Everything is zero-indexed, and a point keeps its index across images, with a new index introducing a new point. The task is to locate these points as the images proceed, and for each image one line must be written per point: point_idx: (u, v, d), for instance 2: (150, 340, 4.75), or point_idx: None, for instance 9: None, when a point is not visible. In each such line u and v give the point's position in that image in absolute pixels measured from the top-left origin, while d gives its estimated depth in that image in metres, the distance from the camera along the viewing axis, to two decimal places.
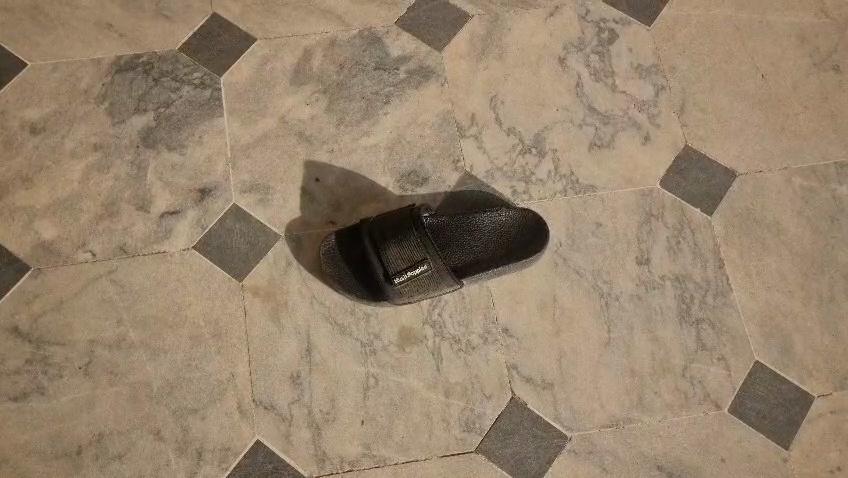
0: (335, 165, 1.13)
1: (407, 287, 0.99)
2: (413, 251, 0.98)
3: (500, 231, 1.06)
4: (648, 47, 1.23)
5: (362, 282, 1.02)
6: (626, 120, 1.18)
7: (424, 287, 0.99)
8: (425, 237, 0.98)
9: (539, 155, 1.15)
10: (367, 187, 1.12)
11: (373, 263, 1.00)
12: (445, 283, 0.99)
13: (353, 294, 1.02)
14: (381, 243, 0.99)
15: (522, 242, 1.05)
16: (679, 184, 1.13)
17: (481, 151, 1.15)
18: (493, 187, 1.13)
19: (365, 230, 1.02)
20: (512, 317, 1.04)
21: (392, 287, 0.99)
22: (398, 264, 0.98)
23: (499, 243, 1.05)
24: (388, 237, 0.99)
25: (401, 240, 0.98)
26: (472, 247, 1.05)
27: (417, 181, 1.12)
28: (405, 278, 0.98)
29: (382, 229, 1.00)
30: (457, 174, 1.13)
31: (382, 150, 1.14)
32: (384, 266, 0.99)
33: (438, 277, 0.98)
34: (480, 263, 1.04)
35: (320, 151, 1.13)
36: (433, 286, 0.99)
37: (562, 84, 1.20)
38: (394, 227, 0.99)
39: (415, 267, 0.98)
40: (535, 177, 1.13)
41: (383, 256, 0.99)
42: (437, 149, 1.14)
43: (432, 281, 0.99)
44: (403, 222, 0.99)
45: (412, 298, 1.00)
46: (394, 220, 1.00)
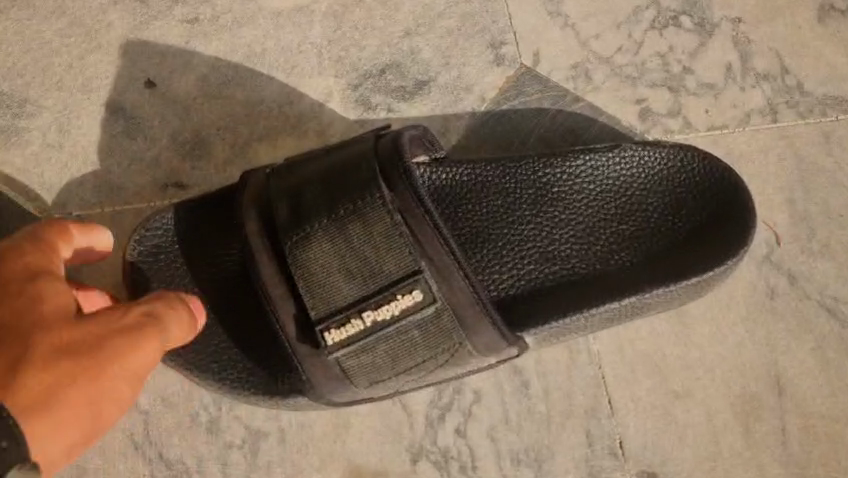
0: (197, 54, 0.45)
1: (368, 357, 0.36)
2: (387, 254, 0.36)
3: (619, 203, 0.41)
4: None
5: (243, 342, 0.39)
6: None
7: (414, 356, 0.36)
8: (417, 210, 0.36)
9: (699, 32, 0.47)
10: (274, 104, 0.45)
11: (267, 289, 0.37)
12: (474, 345, 0.37)
13: (223, 378, 0.38)
14: (294, 229, 0.36)
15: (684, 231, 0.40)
16: None
17: (559, 22, 0.47)
18: (586, 104, 0.46)
19: (245, 199, 0.38)
20: (652, 444, 0.41)
21: (324, 359, 0.36)
22: (343, 290, 0.36)
23: (622, 239, 0.40)
24: (314, 214, 0.36)
25: (345, 219, 0.36)
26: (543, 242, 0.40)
27: (399, 89, 0.46)
28: (362, 330, 0.36)
29: (297, 191, 0.37)
30: (500, 74, 0.46)
31: (320, 18, 0.46)
32: (303, 296, 0.36)
33: (456, 329, 0.36)
34: (571, 288, 0.39)
35: (165, 18, 0.46)
36: (441, 355, 0.37)
37: None
38: (331, 186, 0.37)
39: (391, 298, 0.36)
40: (691, 80, 0.46)
41: (299, 267, 0.36)
42: (452, 16, 0.47)
43: (436, 339, 0.36)
44: (356, 172, 0.37)
45: (381, 391, 0.37)
46: (325, 166, 0.37)
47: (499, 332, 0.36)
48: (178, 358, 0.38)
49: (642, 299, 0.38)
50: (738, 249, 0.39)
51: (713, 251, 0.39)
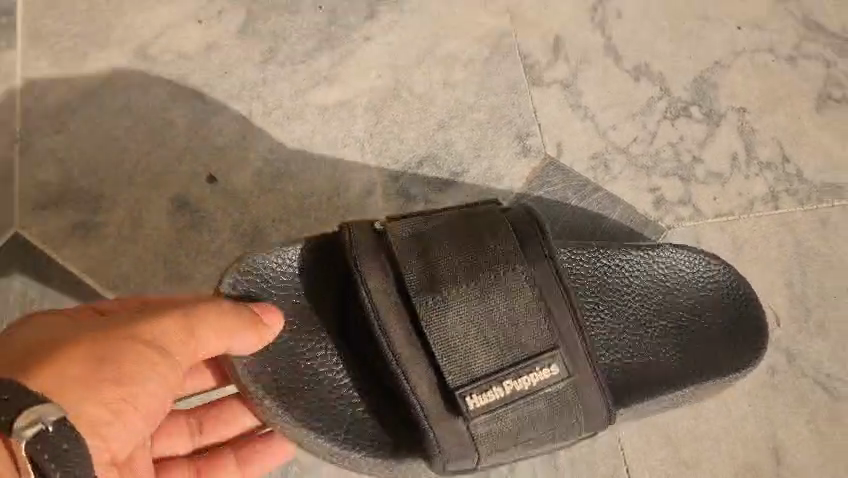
0: (253, 149, 0.51)
1: (498, 424, 0.40)
2: (522, 326, 0.41)
3: (665, 298, 0.46)
4: None
5: (336, 407, 0.42)
6: None
7: (534, 428, 0.40)
8: (552, 288, 0.41)
9: (707, 121, 0.52)
10: (323, 196, 0.50)
11: (404, 353, 0.40)
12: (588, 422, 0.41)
13: (326, 436, 0.41)
14: (433, 292, 0.40)
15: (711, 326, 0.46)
16: None
17: (580, 113, 0.52)
18: (606, 192, 0.50)
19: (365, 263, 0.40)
20: None
21: (458, 423, 0.40)
22: (479, 358, 0.40)
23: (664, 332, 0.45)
24: (453, 281, 0.40)
25: (473, 291, 0.40)
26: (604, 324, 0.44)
27: (436, 179, 0.50)
28: (502, 396, 0.40)
29: (430, 261, 0.40)
30: (527, 164, 0.51)
31: (364, 112, 0.51)
32: (441, 362, 0.40)
33: (580, 405, 0.41)
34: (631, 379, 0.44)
35: (227, 115, 0.51)
36: (558, 430, 0.41)
37: None
38: (465, 258, 0.41)
39: (530, 368, 0.40)
40: (703, 166, 0.51)
41: (438, 330, 0.40)
42: (482, 110, 0.52)
43: (560, 412, 0.40)
44: (487, 249, 0.41)
45: (489, 462, 0.40)
46: (452, 242, 0.41)
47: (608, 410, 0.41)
48: (284, 412, 0.40)
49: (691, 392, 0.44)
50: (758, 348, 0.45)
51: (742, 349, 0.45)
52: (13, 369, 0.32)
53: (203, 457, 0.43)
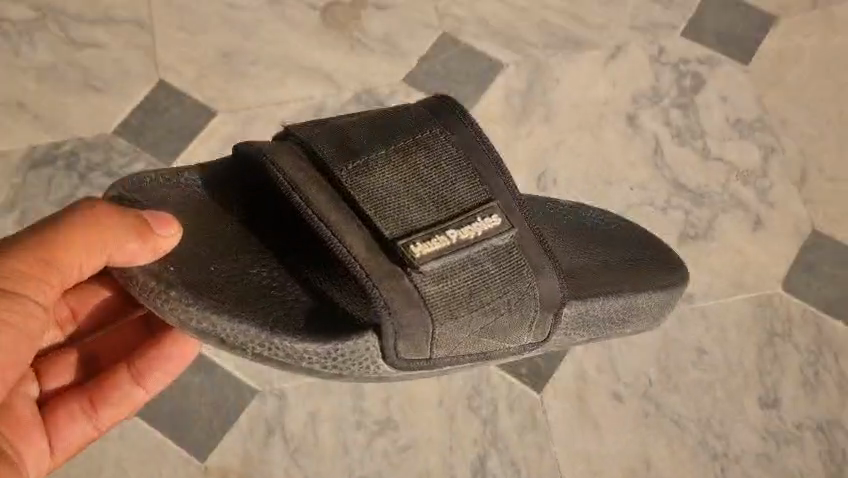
0: None
1: (443, 277, 0.46)
2: (455, 185, 0.48)
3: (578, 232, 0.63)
4: (749, 95, 0.89)
5: (262, 297, 0.48)
6: (727, 198, 0.85)
7: (478, 295, 0.47)
8: (480, 155, 0.50)
9: None
10: None
11: (330, 211, 0.46)
12: (548, 291, 0.50)
13: (251, 324, 0.46)
14: (359, 160, 0.48)
15: (638, 256, 0.64)
16: (808, 285, 0.82)
17: None
18: None
19: (275, 148, 0.49)
20: None
21: (406, 282, 0.45)
22: (414, 214, 0.47)
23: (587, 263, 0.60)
24: (366, 150, 0.48)
25: (397, 158, 0.48)
26: (562, 236, 0.62)
27: None
28: (448, 243, 0.46)
29: (345, 136, 0.49)
30: None
31: None
32: (377, 219, 0.46)
33: (532, 271, 0.49)
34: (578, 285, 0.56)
35: None
36: (521, 296, 0.48)
37: (636, 150, 0.86)
38: (384, 134, 0.49)
39: (470, 220, 0.47)
40: None
41: (371, 188, 0.47)
42: None
43: (514, 270, 0.48)
44: (412, 122, 0.50)
45: (447, 328, 0.46)
46: (376, 119, 0.51)
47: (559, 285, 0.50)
48: (193, 305, 0.45)
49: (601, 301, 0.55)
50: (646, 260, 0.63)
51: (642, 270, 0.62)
52: None
53: (94, 384, 0.57)
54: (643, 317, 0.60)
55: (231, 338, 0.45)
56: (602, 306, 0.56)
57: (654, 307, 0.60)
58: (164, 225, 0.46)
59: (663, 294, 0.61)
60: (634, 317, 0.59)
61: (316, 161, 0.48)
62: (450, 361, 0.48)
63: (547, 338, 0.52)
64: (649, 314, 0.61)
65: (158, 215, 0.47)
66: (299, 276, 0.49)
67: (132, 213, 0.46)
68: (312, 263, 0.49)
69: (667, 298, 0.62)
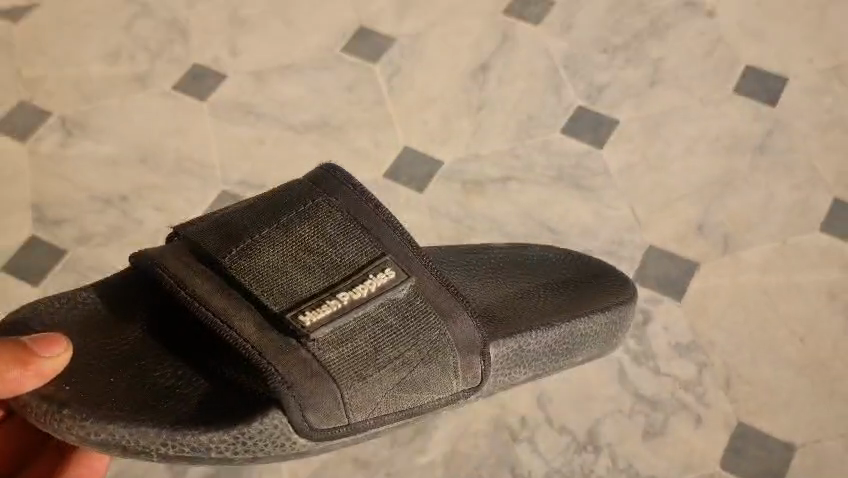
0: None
1: (340, 346, 0.57)
2: (343, 246, 0.61)
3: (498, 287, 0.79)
4: (683, 323, 1.21)
5: (170, 398, 0.59)
6: (674, 402, 1.16)
7: (382, 352, 0.58)
8: (371, 213, 0.63)
9: (595, 451, 1.13)
10: None
11: (214, 301, 0.58)
12: (460, 334, 0.61)
13: (153, 427, 0.55)
14: (238, 243, 0.60)
15: (556, 303, 0.78)
16: (739, 463, 1.12)
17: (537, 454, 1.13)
18: None
19: (159, 253, 0.61)
20: None
21: (303, 351, 0.56)
22: (302, 284, 0.59)
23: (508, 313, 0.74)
24: (246, 233, 0.60)
25: (278, 232, 0.60)
26: (485, 281, 0.80)
27: None
28: (334, 309, 0.57)
29: (227, 221, 0.62)
30: None
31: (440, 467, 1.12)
32: (266, 298, 0.58)
33: (441, 318, 0.61)
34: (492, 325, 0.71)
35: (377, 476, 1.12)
36: (433, 343, 0.60)
37: (606, 372, 1.18)
38: (264, 214, 0.62)
39: (363, 278, 0.59)
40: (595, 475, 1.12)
41: (260, 265, 0.59)
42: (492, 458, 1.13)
43: (416, 322, 0.60)
44: (296, 195, 0.63)
45: (354, 389, 0.57)
46: (252, 205, 0.63)
47: (471, 328, 0.62)
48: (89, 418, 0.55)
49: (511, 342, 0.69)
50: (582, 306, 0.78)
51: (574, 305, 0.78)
52: None
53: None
54: (565, 348, 0.74)
55: (138, 444, 0.55)
56: (528, 348, 0.70)
57: (573, 338, 0.74)
58: (52, 346, 0.58)
59: (577, 323, 0.75)
60: (557, 350, 0.73)
61: (204, 254, 0.60)
62: (374, 421, 0.58)
63: (480, 383, 0.63)
64: (569, 345, 0.74)
65: (44, 338, 0.58)
66: (202, 366, 0.61)
67: (21, 340, 0.59)
68: (214, 353, 0.60)
69: (579, 329, 0.75)
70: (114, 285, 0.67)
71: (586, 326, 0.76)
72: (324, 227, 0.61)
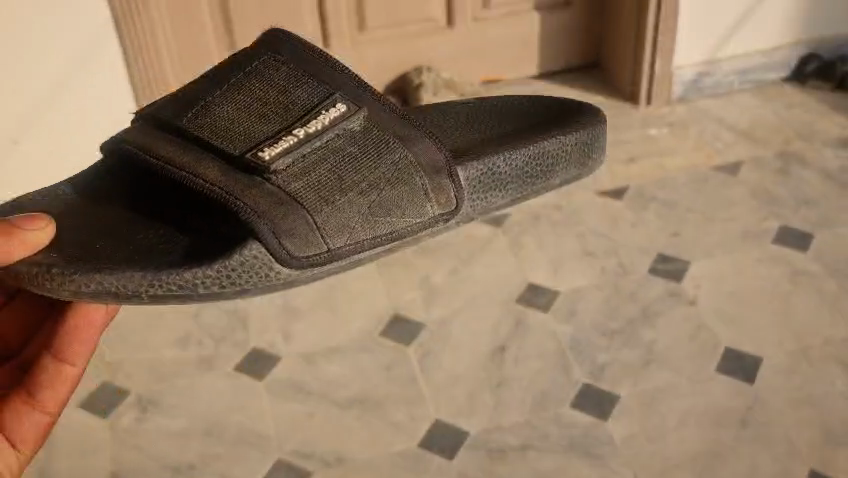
0: None
1: (300, 171, 0.60)
2: (291, 92, 0.64)
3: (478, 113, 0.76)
4: None
5: (151, 250, 0.61)
6: None
7: (348, 179, 0.60)
8: (316, 59, 0.66)
9: None
10: None
11: (184, 161, 0.62)
12: (422, 155, 0.62)
13: (136, 272, 0.58)
14: (191, 105, 0.64)
15: (529, 128, 0.70)
16: None
17: None
18: None
19: (129, 131, 0.65)
20: None
21: (268, 185, 0.59)
22: (259, 128, 0.62)
23: (491, 137, 0.70)
24: (203, 94, 0.64)
25: (227, 88, 0.64)
26: (478, 117, 0.75)
27: None
28: (289, 145, 0.60)
29: (186, 90, 0.66)
30: None
31: None
32: (226, 145, 0.62)
33: (400, 142, 0.63)
34: (472, 148, 0.68)
35: None
36: (396, 167, 0.62)
37: None
38: (213, 74, 0.65)
39: (312, 119, 0.62)
40: None
41: (216, 118, 0.63)
42: None
43: (376, 153, 0.62)
44: (240, 52, 0.66)
45: (326, 214, 0.59)
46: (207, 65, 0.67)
47: (433, 153, 0.63)
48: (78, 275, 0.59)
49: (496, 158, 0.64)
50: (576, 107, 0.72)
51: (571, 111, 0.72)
52: None
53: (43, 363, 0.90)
54: (542, 167, 0.65)
55: (122, 288, 0.58)
56: (498, 170, 0.64)
57: (548, 152, 0.65)
58: (36, 222, 0.63)
59: (547, 137, 0.66)
60: (532, 167, 0.65)
61: (164, 124, 0.64)
62: (352, 245, 0.59)
63: (456, 206, 0.63)
64: (547, 164, 0.66)
65: (30, 218, 0.63)
66: (183, 226, 0.62)
67: (12, 219, 0.64)
68: (197, 211, 0.62)
69: (559, 144, 0.66)
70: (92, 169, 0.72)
71: (566, 138, 0.67)
72: (272, 74, 0.64)
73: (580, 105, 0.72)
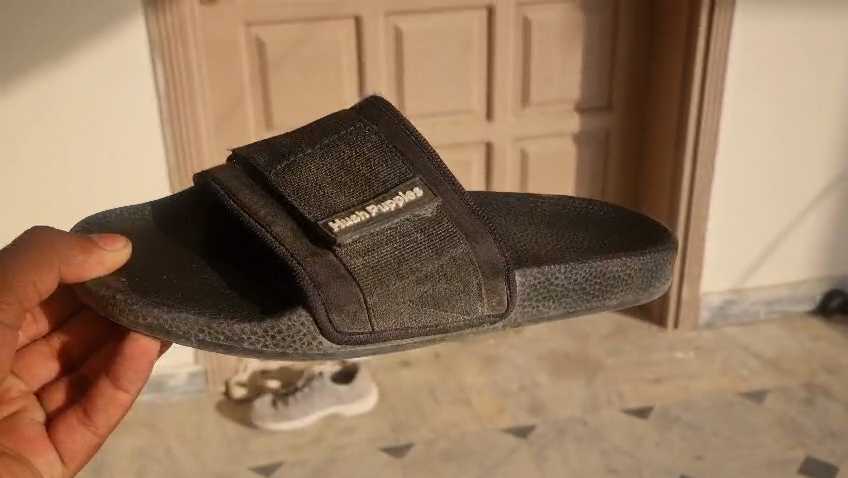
0: None
1: (363, 244, 0.63)
2: (377, 166, 0.68)
3: (557, 218, 0.79)
4: None
5: (214, 299, 0.64)
6: None
7: (407, 263, 0.63)
8: (410, 143, 0.70)
9: None
10: None
11: (263, 215, 0.66)
12: (484, 255, 0.64)
13: (190, 315, 0.61)
14: (281, 161, 0.69)
15: (605, 245, 0.71)
16: None
17: None
18: None
19: (222, 173, 0.71)
20: None
21: (332, 255, 0.63)
22: (339, 196, 0.66)
23: (562, 245, 0.71)
24: (297, 151, 0.69)
25: (317, 151, 0.69)
26: (563, 223, 0.77)
27: None
28: (360, 219, 0.64)
29: (281, 146, 0.71)
30: None
31: None
32: (301, 207, 0.65)
33: (466, 238, 0.65)
34: (538, 252, 0.70)
35: None
36: (456, 262, 0.63)
37: None
38: (311, 135, 0.71)
39: (390, 197, 0.66)
40: None
41: (300, 178, 0.67)
42: None
43: (440, 244, 0.64)
44: (342, 119, 0.72)
45: (378, 294, 0.62)
46: (306, 127, 0.72)
47: (496, 255, 0.65)
48: (137, 301, 0.61)
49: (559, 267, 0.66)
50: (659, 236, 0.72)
51: (652, 237, 0.73)
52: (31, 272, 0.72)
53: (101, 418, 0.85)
54: (603, 287, 0.66)
55: (174, 327, 0.61)
56: (556, 281, 0.65)
57: (609, 273, 0.66)
58: (114, 243, 0.67)
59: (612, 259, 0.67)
60: (590, 286, 0.66)
61: (254, 170, 0.69)
62: (398, 329, 0.61)
63: (507, 310, 0.64)
64: (605, 284, 0.66)
65: (107, 237, 0.68)
66: (241, 288, 0.66)
67: (90, 237, 0.69)
68: (274, 269, 0.66)
69: (622, 267, 0.67)
70: (178, 202, 0.78)
71: (630, 262, 0.67)
72: (363, 148, 0.69)
73: (657, 231, 0.73)
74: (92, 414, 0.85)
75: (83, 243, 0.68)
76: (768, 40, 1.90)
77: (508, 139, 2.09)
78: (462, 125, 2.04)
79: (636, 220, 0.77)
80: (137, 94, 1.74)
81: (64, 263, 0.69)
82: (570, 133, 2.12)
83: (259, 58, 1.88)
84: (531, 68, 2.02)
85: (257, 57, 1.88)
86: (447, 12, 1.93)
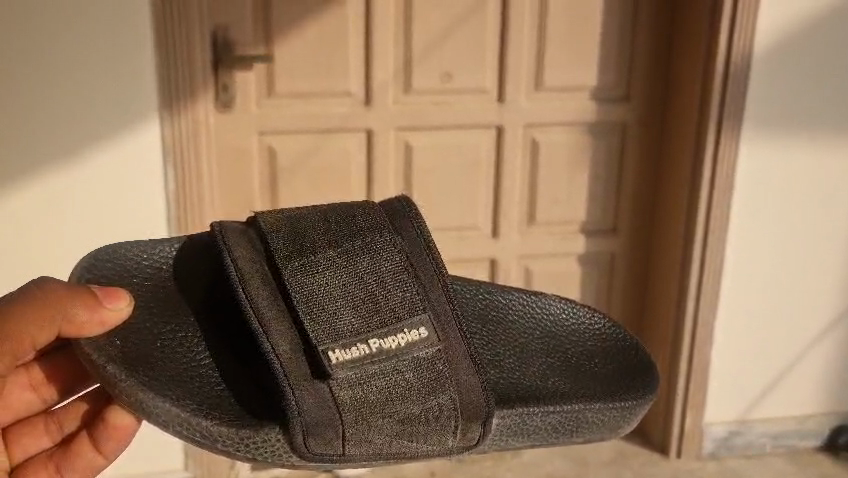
0: None
1: (353, 377, 0.59)
2: (391, 292, 0.63)
3: (562, 334, 0.75)
4: None
5: (199, 394, 0.61)
6: None
7: (394, 402, 0.58)
8: (430, 269, 0.65)
9: None
10: None
11: (268, 318, 0.61)
12: (469, 399, 0.60)
13: (173, 406, 0.58)
14: (300, 259, 0.62)
15: (593, 388, 0.68)
16: None
17: None
18: None
19: (237, 244, 0.65)
20: None
21: (323, 387, 0.58)
22: (346, 318, 0.61)
23: (553, 381, 0.69)
24: (317, 249, 0.63)
25: (334, 258, 0.63)
26: (561, 345, 0.74)
27: None
28: (362, 355, 0.59)
29: (300, 232, 0.64)
30: None
31: None
32: (307, 324, 0.60)
33: (457, 382, 0.61)
34: (529, 386, 0.68)
35: None
36: (441, 406, 0.59)
37: None
38: (334, 230, 0.64)
39: (396, 332, 0.61)
40: None
41: (315, 289, 0.61)
42: None
43: (429, 386, 0.60)
44: (368, 222, 0.66)
45: (359, 431, 0.57)
46: (329, 215, 0.66)
47: (481, 394, 0.61)
48: (125, 380, 0.57)
49: (543, 412, 0.63)
50: (649, 387, 0.68)
51: (643, 384, 0.69)
52: (38, 318, 0.67)
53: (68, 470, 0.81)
54: (576, 428, 0.64)
55: (154, 411, 0.57)
56: (530, 422, 0.63)
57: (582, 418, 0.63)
58: (116, 298, 0.62)
59: (589, 404, 0.64)
60: (562, 426, 0.63)
61: (270, 258, 0.64)
62: (367, 457, 0.58)
63: (476, 445, 0.61)
64: (578, 425, 0.64)
65: (110, 290, 0.63)
66: (231, 382, 0.63)
67: (92, 288, 0.63)
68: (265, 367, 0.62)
69: (595, 415, 0.64)
70: (194, 251, 0.70)
71: (605, 410, 0.65)
72: (379, 268, 0.63)
73: (648, 384, 0.68)
74: (65, 472, 0.82)
75: (87, 293, 0.63)
76: (778, 173, 1.92)
77: (513, 256, 2.09)
78: (467, 240, 2.05)
79: (633, 356, 0.73)
80: (135, 190, 1.73)
81: (66, 317, 0.64)
82: (574, 255, 2.13)
83: (269, 162, 1.89)
84: (538, 186, 2.04)
85: (268, 166, 1.90)
86: (456, 129, 1.96)
